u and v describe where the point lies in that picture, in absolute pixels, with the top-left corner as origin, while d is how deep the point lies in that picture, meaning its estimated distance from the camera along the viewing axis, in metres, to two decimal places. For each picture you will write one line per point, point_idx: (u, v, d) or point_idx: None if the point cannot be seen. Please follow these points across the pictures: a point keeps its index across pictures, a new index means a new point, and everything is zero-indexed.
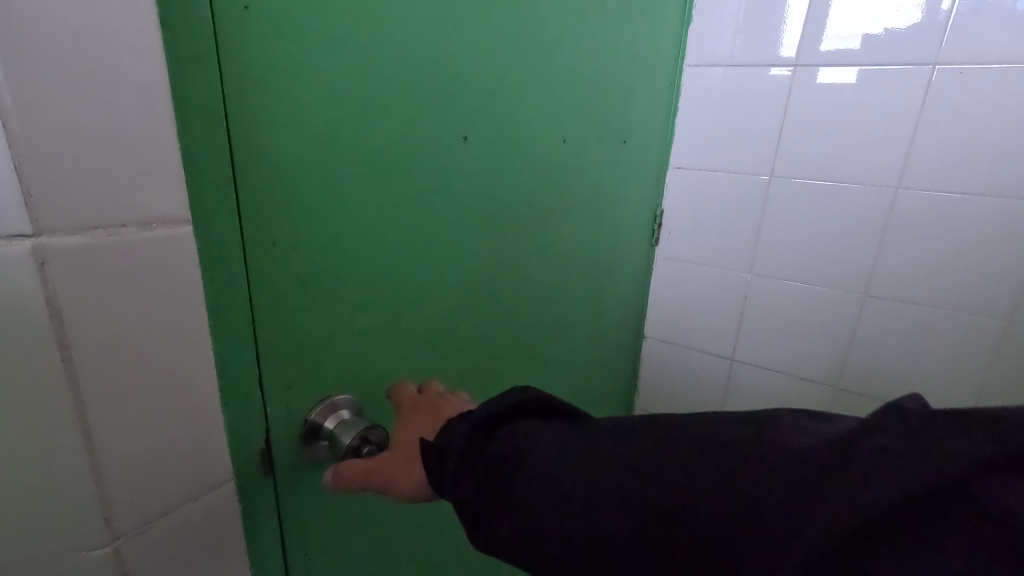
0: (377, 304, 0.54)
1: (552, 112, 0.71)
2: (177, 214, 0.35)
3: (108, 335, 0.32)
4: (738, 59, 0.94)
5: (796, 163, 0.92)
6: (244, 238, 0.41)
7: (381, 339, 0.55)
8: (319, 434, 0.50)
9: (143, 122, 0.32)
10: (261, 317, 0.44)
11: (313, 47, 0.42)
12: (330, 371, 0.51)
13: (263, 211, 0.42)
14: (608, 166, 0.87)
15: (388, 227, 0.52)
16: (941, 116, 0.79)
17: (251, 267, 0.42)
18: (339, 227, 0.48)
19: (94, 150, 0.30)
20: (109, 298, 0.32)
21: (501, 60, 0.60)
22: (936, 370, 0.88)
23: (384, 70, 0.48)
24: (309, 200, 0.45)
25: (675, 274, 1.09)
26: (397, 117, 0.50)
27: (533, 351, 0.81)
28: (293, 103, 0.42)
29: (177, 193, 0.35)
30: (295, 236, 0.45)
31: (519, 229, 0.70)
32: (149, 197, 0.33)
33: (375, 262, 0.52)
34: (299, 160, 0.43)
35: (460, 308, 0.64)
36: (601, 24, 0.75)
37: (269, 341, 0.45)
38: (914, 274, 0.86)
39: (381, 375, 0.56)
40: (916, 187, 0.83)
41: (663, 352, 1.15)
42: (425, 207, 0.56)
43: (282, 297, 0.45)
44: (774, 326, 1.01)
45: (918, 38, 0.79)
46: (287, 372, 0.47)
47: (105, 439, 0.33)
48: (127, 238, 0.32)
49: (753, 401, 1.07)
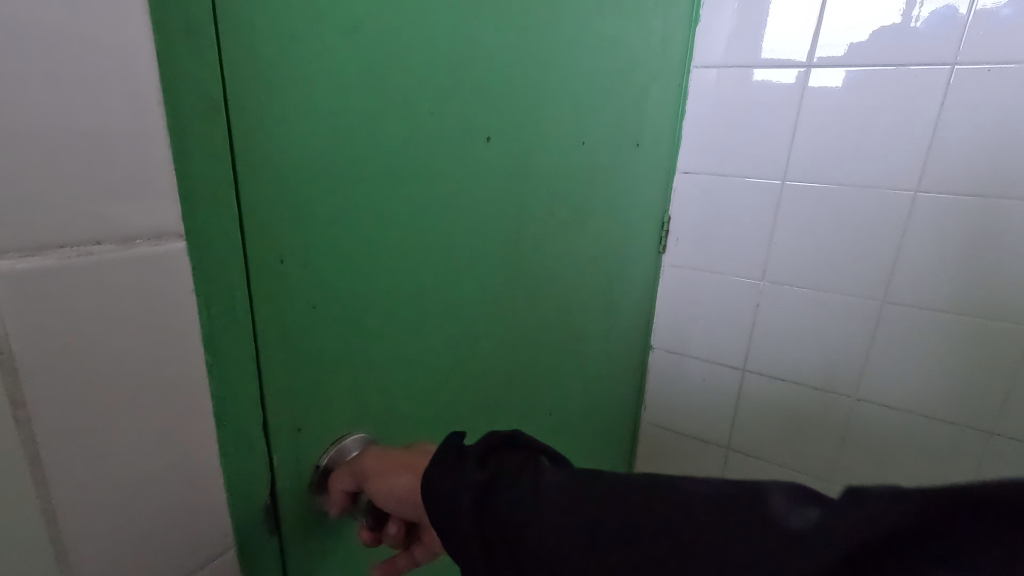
0: (394, 324, 0.48)
1: (570, 114, 0.66)
2: (168, 226, 0.29)
3: (78, 380, 0.26)
4: (729, 61, 0.92)
5: (808, 168, 0.89)
6: (248, 258, 0.35)
7: (398, 364, 0.50)
8: (332, 483, 0.43)
9: (126, 118, 0.26)
10: (268, 349, 0.38)
11: (325, 31, 0.37)
12: (341, 405, 0.45)
13: (269, 226, 0.36)
14: (621, 171, 0.83)
15: (406, 240, 0.47)
16: (960, 117, 0.77)
17: (257, 292, 0.36)
18: (354, 241, 0.42)
19: (60, 149, 0.24)
20: (79, 334, 0.26)
21: (522, 55, 0.55)
22: (957, 378, 0.86)
23: (402, 63, 0.43)
24: (322, 211, 0.39)
25: (683, 283, 1.05)
26: (416, 116, 0.45)
27: (547, 368, 0.76)
28: (303, 100, 0.36)
29: (168, 204, 0.29)
30: (304, 253, 0.39)
31: (538, 238, 0.66)
32: (133, 209, 0.27)
33: (392, 279, 0.47)
34: (311, 166, 0.38)
35: (477, 325, 0.59)
36: (618, 20, 0.71)
37: (275, 376, 0.39)
38: (935, 281, 0.84)
39: (394, 405, 0.50)
40: (934, 192, 0.81)
41: (670, 364, 1.11)
42: (444, 216, 0.51)
43: (291, 323, 0.39)
44: (787, 336, 0.97)
45: (933, 38, 0.77)
46: (295, 410, 0.41)
47: (74, 508, 0.27)
48: (105, 259, 0.26)
49: (766, 414, 1.04)
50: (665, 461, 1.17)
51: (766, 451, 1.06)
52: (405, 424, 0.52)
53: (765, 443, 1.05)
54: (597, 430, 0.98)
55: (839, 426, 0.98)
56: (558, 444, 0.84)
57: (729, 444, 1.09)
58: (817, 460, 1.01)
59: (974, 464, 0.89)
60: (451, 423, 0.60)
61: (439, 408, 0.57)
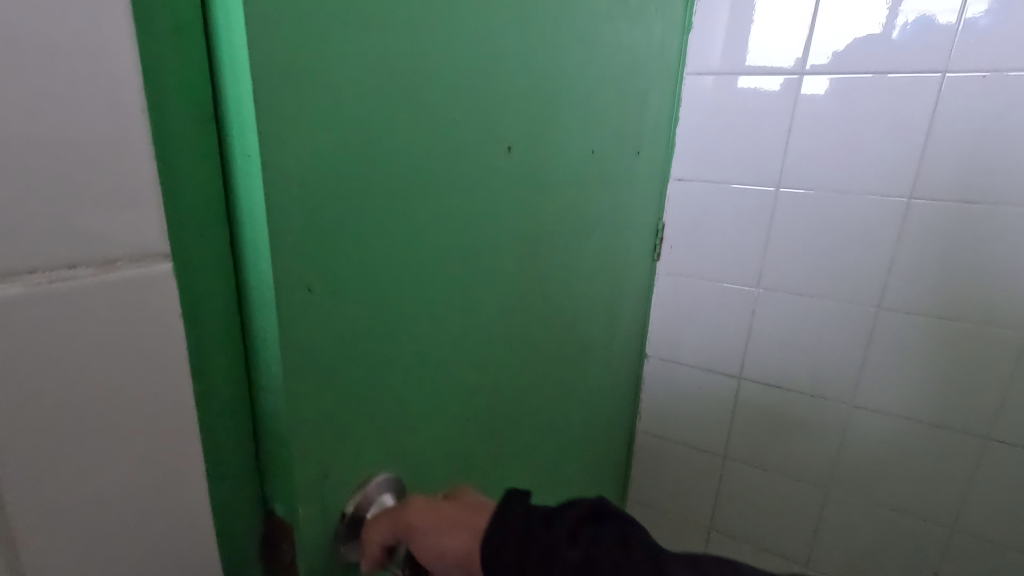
0: (419, 338, 0.47)
1: (578, 122, 0.66)
2: (153, 249, 0.27)
3: (41, 412, 0.24)
4: (727, 68, 0.91)
5: (802, 175, 0.89)
6: (273, 277, 0.34)
7: (421, 379, 0.48)
8: (365, 535, 0.43)
9: (99, 132, 0.24)
10: (291, 371, 0.36)
11: (347, 50, 0.35)
12: (362, 439, 0.43)
13: (298, 244, 0.34)
14: (622, 179, 0.82)
15: (431, 251, 0.46)
16: (952, 125, 0.78)
17: (282, 312, 0.34)
18: (382, 254, 0.41)
19: (20, 165, 0.22)
20: (47, 363, 0.24)
21: (535, 62, 0.54)
22: (951, 384, 0.87)
23: (426, 68, 0.41)
24: (349, 224, 0.37)
25: (678, 290, 1.04)
26: (440, 124, 0.44)
27: (556, 378, 0.75)
28: (329, 106, 0.34)
29: (152, 221, 0.27)
30: (330, 288, 0.37)
31: (549, 246, 0.65)
32: (107, 225, 0.25)
33: (415, 290, 0.45)
34: (338, 177, 0.36)
35: (496, 337, 0.58)
36: (622, 26, 0.70)
37: (298, 398, 0.37)
38: (929, 288, 0.84)
39: (416, 423, 0.49)
40: (927, 198, 0.81)
41: (666, 372, 1.10)
42: (466, 226, 0.49)
43: (317, 342, 0.37)
44: (783, 342, 0.97)
45: (924, 46, 0.77)
46: (315, 448, 0.39)
47: (37, 539, 0.25)
48: (79, 282, 0.25)
49: (763, 421, 1.03)
50: (661, 470, 1.16)
51: (762, 458, 1.05)
52: (427, 440, 0.51)
53: (761, 451, 1.05)
54: (596, 441, 0.96)
55: (835, 432, 0.98)
56: (564, 458, 0.83)
57: (726, 452, 1.08)
58: (814, 467, 1.01)
59: (970, 468, 0.89)
60: (469, 450, 0.58)
61: (458, 436, 0.56)
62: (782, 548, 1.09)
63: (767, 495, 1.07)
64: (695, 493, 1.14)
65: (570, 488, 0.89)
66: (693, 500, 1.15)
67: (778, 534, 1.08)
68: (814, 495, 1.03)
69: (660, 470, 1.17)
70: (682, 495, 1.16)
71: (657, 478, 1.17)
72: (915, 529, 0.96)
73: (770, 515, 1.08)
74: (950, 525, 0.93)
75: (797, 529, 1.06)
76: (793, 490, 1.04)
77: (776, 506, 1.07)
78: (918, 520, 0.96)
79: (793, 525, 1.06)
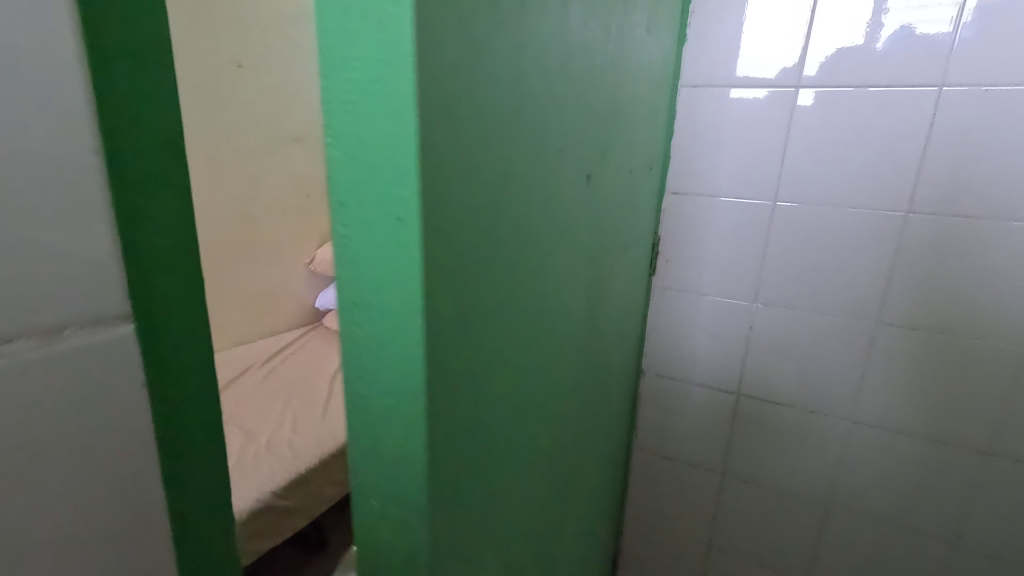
0: (502, 359, 0.51)
1: (602, 139, 0.70)
2: (105, 311, 0.23)
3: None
4: (734, 80, 0.89)
5: (799, 188, 0.88)
6: (423, 327, 0.37)
7: (503, 396, 0.52)
8: None
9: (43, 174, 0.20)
10: (429, 405, 0.39)
11: (464, 101, 0.37)
12: (451, 460, 0.44)
13: (435, 292, 0.37)
14: (632, 189, 0.87)
15: (510, 277, 0.49)
16: (951, 138, 0.77)
17: (426, 356, 0.38)
18: (480, 288, 0.44)
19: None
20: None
21: (575, 89, 0.58)
22: (951, 399, 0.86)
23: (512, 111, 0.44)
24: (465, 267, 0.41)
25: (675, 305, 1.03)
26: (519, 161, 0.47)
27: (581, 377, 0.81)
28: (454, 162, 0.37)
29: (107, 281, 0.23)
30: (451, 321, 0.40)
31: (580, 257, 0.70)
32: (57, 291, 0.21)
33: (499, 315, 0.49)
34: (460, 224, 0.39)
35: (546, 347, 0.63)
36: (634, 46, 0.74)
37: (432, 430, 0.40)
38: (927, 303, 0.83)
39: (499, 436, 0.53)
40: (925, 212, 0.80)
41: (662, 387, 1.08)
42: (530, 252, 0.53)
43: (444, 379, 0.41)
44: (782, 357, 0.96)
45: (921, 59, 0.76)
46: (440, 467, 0.43)
47: None
48: (29, 361, 0.21)
49: (762, 437, 1.01)
50: (661, 489, 1.14)
51: (761, 474, 1.03)
52: (504, 450, 0.55)
53: (760, 467, 1.03)
54: (608, 437, 1.02)
55: (835, 449, 0.96)
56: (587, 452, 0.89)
57: (724, 468, 1.06)
58: (814, 483, 1.00)
59: (971, 484, 0.88)
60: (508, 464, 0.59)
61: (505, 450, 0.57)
62: (781, 565, 1.07)
63: (766, 512, 1.05)
64: (693, 510, 1.12)
65: (589, 481, 0.94)
66: (690, 518, 1.13)
67: (777, 552, 1.06)
68: (813, 511, 1.01)
69: (656, 487, 1.14)
70: (679, 512, 1.14)
71: (654, 495, 1.15)
72: (915, 545, 0.95)
73: (770, 534, 1.06)
74: (951, 541, 0.92)
75: (796, 546, 1.04)
76: (792, 507, 1.03)
77: (775, 523, 1.05)
78: (919, 536, 0.94)
79: (792, 542, 1.05)
